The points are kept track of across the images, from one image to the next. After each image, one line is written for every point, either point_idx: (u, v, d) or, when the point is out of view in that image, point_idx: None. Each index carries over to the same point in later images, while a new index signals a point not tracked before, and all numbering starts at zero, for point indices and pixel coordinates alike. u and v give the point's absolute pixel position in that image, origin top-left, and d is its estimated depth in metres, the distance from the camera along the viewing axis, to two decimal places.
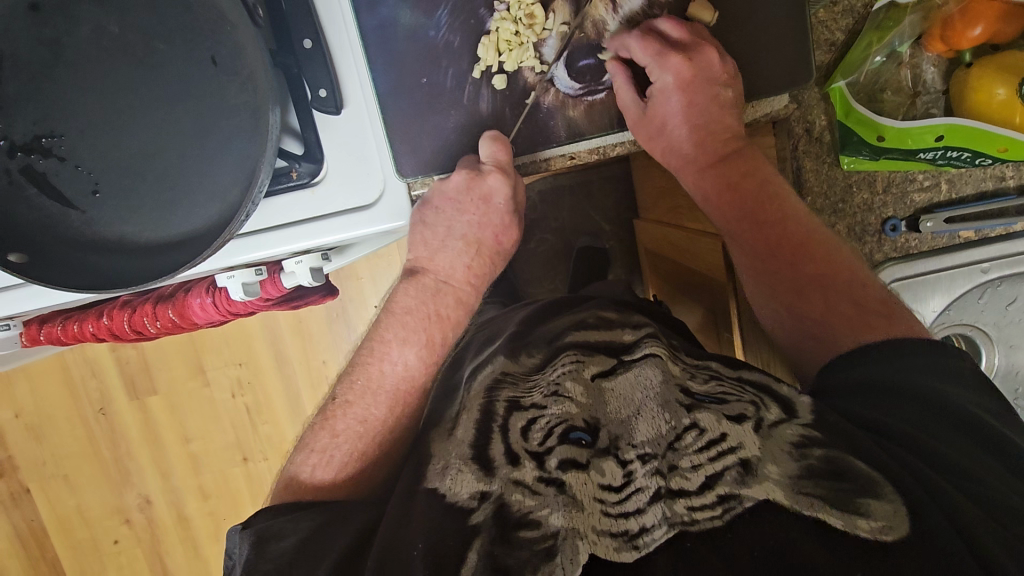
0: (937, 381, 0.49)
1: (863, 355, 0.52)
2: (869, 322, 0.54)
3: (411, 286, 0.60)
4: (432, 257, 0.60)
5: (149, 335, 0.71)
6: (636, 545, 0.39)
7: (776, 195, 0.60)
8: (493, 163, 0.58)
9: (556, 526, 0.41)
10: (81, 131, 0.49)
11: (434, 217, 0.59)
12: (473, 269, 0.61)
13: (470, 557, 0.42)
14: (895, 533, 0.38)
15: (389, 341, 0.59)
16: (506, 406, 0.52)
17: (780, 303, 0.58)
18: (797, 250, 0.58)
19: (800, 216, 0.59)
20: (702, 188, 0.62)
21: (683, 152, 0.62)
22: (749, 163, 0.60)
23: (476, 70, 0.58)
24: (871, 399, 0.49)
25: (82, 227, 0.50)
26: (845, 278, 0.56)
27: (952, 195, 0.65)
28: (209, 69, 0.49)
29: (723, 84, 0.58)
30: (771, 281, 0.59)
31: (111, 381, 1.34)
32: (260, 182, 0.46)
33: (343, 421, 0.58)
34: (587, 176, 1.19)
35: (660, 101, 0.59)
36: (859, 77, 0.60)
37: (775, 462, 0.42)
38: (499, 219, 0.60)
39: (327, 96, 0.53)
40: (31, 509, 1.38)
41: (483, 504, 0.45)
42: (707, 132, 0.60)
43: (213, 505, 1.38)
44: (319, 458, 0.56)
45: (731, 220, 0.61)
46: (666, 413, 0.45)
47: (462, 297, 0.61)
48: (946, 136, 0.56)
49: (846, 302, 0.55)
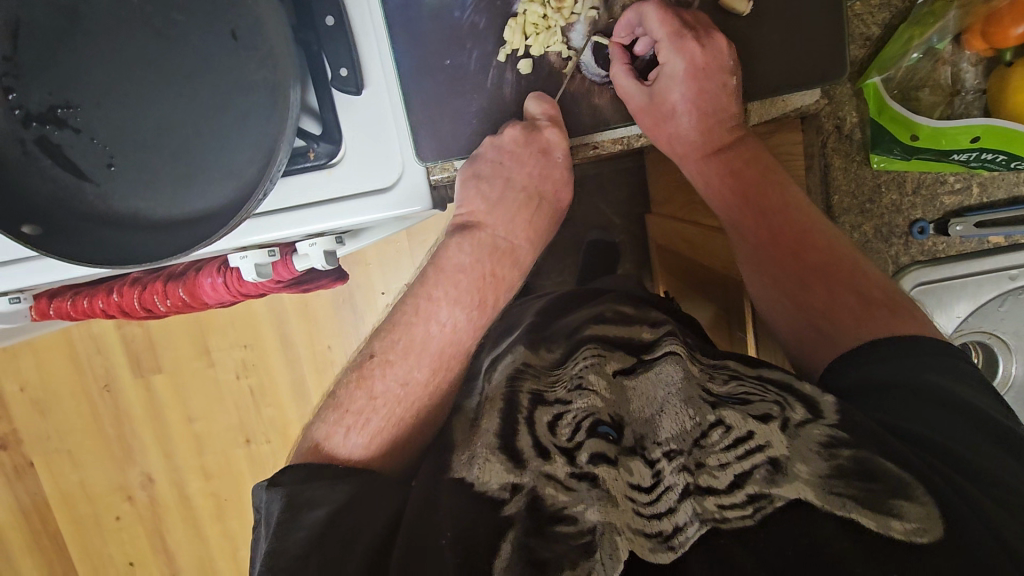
0: (950, 380, 0.49)
1: (868, 351, 0.52)
2: (874, 318, 0.53)
3: (464, 240, 0.60)
4: (490, 212, 0.61)
5: (159, 313, 0.71)
6: (671, 546, 0.40)
7: (776, 183, 0.59)
8: (546, 119, 0.57)
9: (592, 521, 0.42)
10: (96, 102, 0.48)
11: (488, 171, 0.59)
12: (532, 225, 0.62)
13: (504, 548, 0.43)
14: (929, 535, 0.39)
15: (438, 300, 0.59)
16: (530, 399, 0.52)
17: (784, 294, 0.58)
18: (798, 238, 0.57)
19: (800, 203, 0.59)
20: (704, 175, 0.62)
21: (688, 139, 0.61)
22: (752, 150, 0.60)
23: (501, 53, 0.57)
24: (886, 399, 0.49)
25: (95, 201, 0.50)
26: (852, 274, 0.56)
27: (983, 199, 0.63)
28: (229, 43, 0.48)
29: (732, 73, 0.57)
30: (774, 270, 0.59)
31: (117, 358, 1.34)
32: (278, 162, 0.46)
33: (381, 383, 0.57)
34: (601, 169, 1.18)
35: (668, 87, 0.58)
36: (895, 73, 0.59)
37: (804, 461, 0.43)
38: (557, 173, 0.61)
39: (348, 75, 0.51)
40: (34, 482, 1.39)
41: (516, 495, 0.45)
42: (714, 119, 0.60)
43: (215, 485, 1.38)
44: (354, 420, 0.56)
45: (744, 214, 0.60)
46: (689, 409, 0.46)
47: (517, 254, 0.62)
48: (982, 137, 0.55)
49: (848, 293, 0.55)
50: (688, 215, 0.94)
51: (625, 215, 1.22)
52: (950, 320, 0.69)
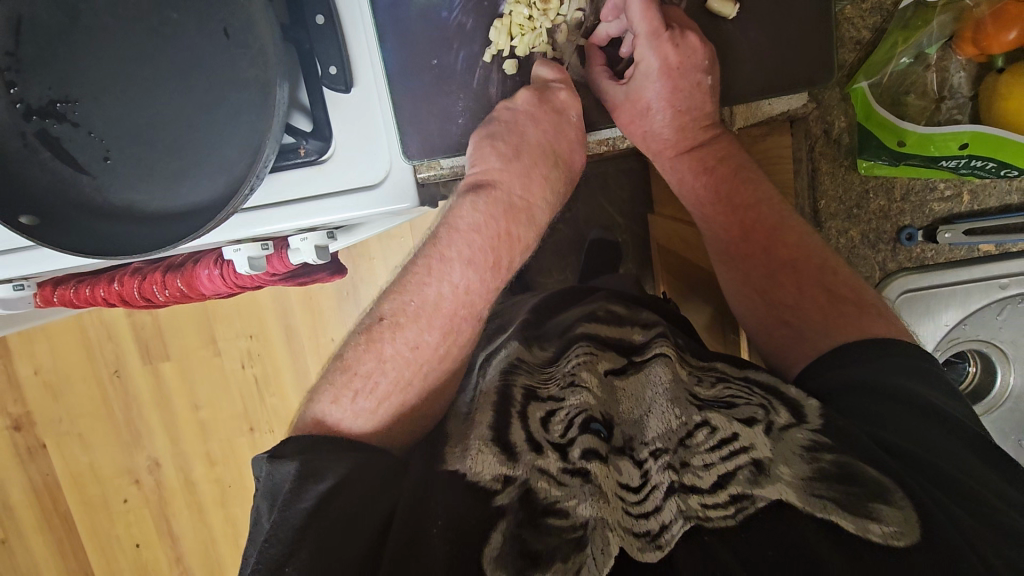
0: (930, 391, 0.49)
1: (853, 354, 0.52)
2: (841, 317, 0.55)
3: (478, 200, 0.55)
4: (505, 167, 0.55)
5: (158, 303, 0.72)
6: (659, 544, 0.40)
7: (749, 183, 0.61)
8: (560, 81, 0.57)
9: (585, 516, 0.42)
10: (94, 98, 0.49)
11: (502, 129, 0.56)
12: (549, 183, 0.57)
13: (495, 538, 0.43)
14: (907, 539, 0.39)
15: (450, 261, 0.54)
16: (523, 392, 0.52)
17: (757, 291, 0.60)
18: (771, 233, 0.59)
19: (773, 201, 0.61)
20: (677, 171, 0.62)
21: (663, 137, 0.61)
22: (726, 147, 0.61)
23: (486, 54, 0.57)
24: (866, 404, 0.49)
25: (92, 194, 0.51)
26: (819, 271, 0.57)
27: (974, 206, 0.63)
28: (222, 41, 0.49)
29: (707, 71, 0.56)
30: (744, 268, 0.61)
31: (126, 344, 1.37)
32: (266, 156, 0.47)
33: (391, 346, 0.55)
34: (603, 168, 1.18)
35: (644, 85, 0.57)
36: (882, 79, 0.58)
37: (787, 464, 0.43)
38: (573, 133, 0.58)
39: (337, 74, 0.52)
40: (46, 463, 1.43)
41: (508, 487, 0.45)
42: (690, 116, 0.59)
43: (219, 471, 1.41)
44: (362, 385, 0.54)
45: (721, 210, 0.61)
46: (676, 409, 0.47)
47: (533, 214, 0.56)
48: (970, 144, 0.53)
49: (816, 289, 0.57)
50: (684, 216, 0.95)
51: (626, 214, 1.22)
52: (937, 329, 0.68)
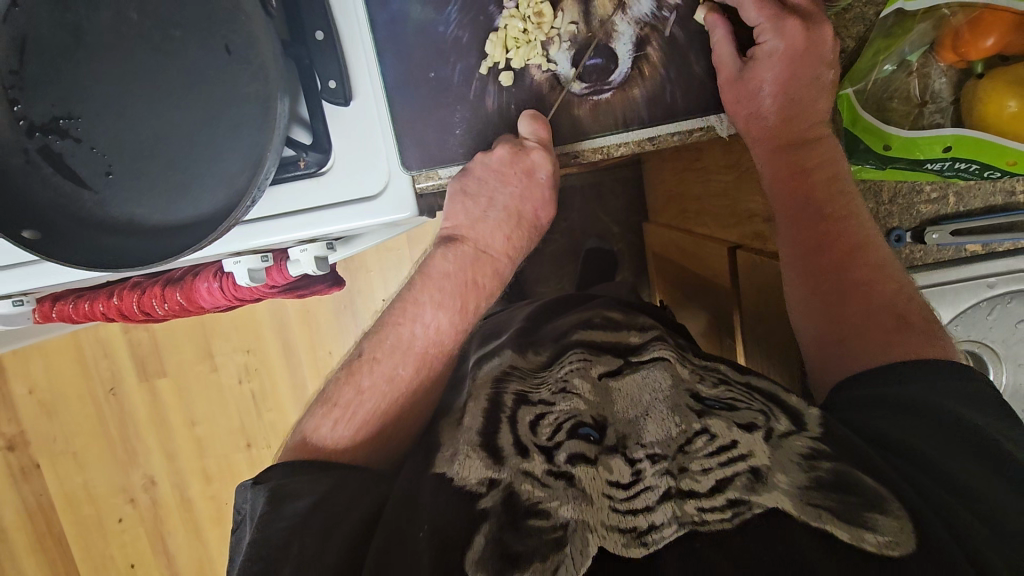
0: (947, 400, 0.50)
1: (907, 370, 0.52)
2: (908, 342, 0.54)
3: (449, 252, 0.58)
4: (473, 225, 0.57)
5: (157, 317, 0.72)
6: (644, 542, 0.41)
7: (842, 192, 0.58)
8: (535, 139, 0.56)
9: (565, 517, 0.42)
10: (95, 114, 0.50)
11: (476, 185, 0.56)
12: (513, 241, 0.59)
13: (478, 540, 0.43)
14: (901, 549, 0.39)
15: (423, 305, 0.57)
16: (514, 398, 0.53)
17: (826, 307, 0.57)
18: (851, 249, 0.57)
19: (862, 215, 0.58)
20: (772, 164, 0.58)
21: (765, 124, 0.57)
22: (829, 152, 0.58)
23: (482, 67, 0.57)
24: (885, 412, 0.50)
25: (93, 208, 0.52)
26: (887, 292, 0.56)
27: (958, 207, 0.64)
28: (223, 57, 0.50)
29: (830, 65, 0.55)
30: (818, 273, 0.58)
31: (123, 362, 1.36)
32: (266, 170, 0.48)
33: (368, 378, 0.57)
34: (598, 179, 1.19)
35: (762, 67, 0.55)
36: (867, 86, 0.59)
37: (784, 471, 0.44)
38: (542, 192, 0.57)
39: (337, 88, 0.53)
40: (40, 483, 1.41)
41: (492, 491, 0.45)
42: (798, 111, 0.56)
43: (216, 489, 1.40)
44: (342, 413, 0.56)
45: (799, 215, 0.59)
46: (676, 417, 0.47)
47: (499, 267, 0.59)
48: (954, 147, 0.56)
49: (885, 311, 0.55)
50: (680, 224, 0.97)
51: (622, 224, 1.23)
52: None
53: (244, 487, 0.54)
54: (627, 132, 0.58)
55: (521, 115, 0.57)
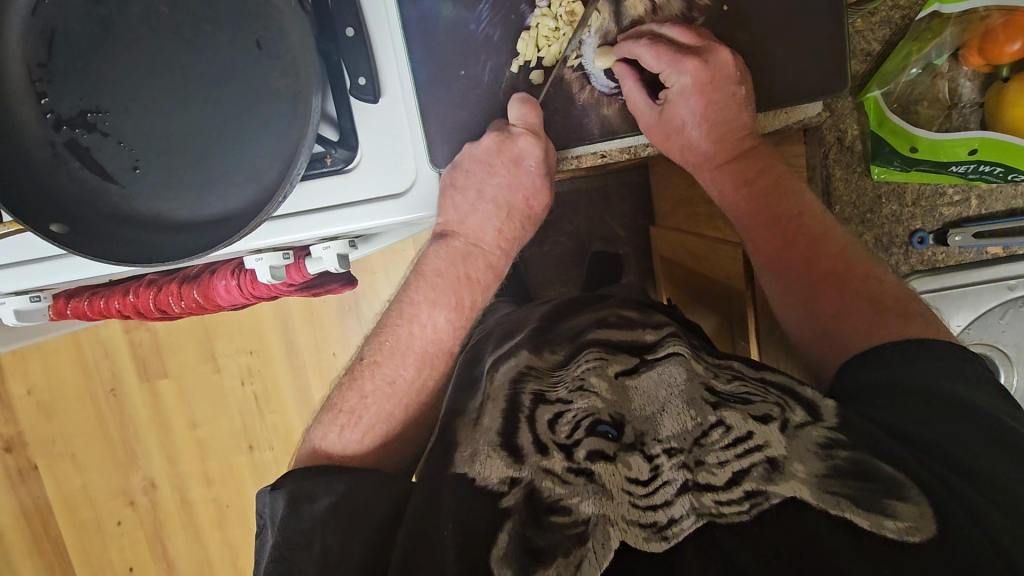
0: (964, 387, 0.48)
1: (891, 355, 0.52)
2: (884, 323, 0.54)
3: (440, 249, 0.58)
4: (463, 220, 0.57)
5: (173, 315, 0.71)
6: (665, 536, 0.41)
7: (790, 194, 0.61)
8: (523, 125, 0.55)
9: (587, 513, 0.42)
10: (124, 107, 0.50)
11: (465, 178, 0.56)
12: (503, 233, 0.59)
13: (501, 538, 0.43)
14: (921, 534, 0.40)
15: (417, 304, 0.57)
16: (532, 398, 0.53)
17: (801, 303, 0.59)
18: (811, 245, 0.59)
19: (815, 212, 0.60)
20: (716, 183, 0.62)
21: (699, 150, 0.61)
22: (765, 159, 0.61)
23: (514, 64, 0.56)
24: (886, 403, 0.50)
25: (121, 203, 0.51)
26: (858, 277, 0.57)
27: (981, 211, 0.65)
28: (254, 52, 0.49)
29: (740, 82, 0.56)
30: (785, 278, 0.60)
31: (124, 362, 1.35)
32: (298, 166, 0.48)
33: (371, 382, 0.57)
34: (604, 182, 1.20)
35: (677, 104, 0.57)
36: (895, 87, 0.61)
37: (801, 460, 0.44)
38: (533, 181, 0.57)
39: (366, 84, 0.53)
40: (37, 485, 1.39)
41: (514, 488, 0.45)
42: (725, 129, 0.59)
43: (216, 492, 1.39)
44: (347, 419, 0.55)
45: (756, 222, 0.61)
46: (691, 410, 0.47)
47: (491, 260, 0.59)
48: (979, 150, 0.57)
49: (858, 297, 0.56)
50: (689, 228, 0.98)
51: (628, 227, 1.24)
52: (950, 330, 0.69)
53: (261, 492, 0.52)
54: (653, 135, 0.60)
55: (512, 97, 0.56)
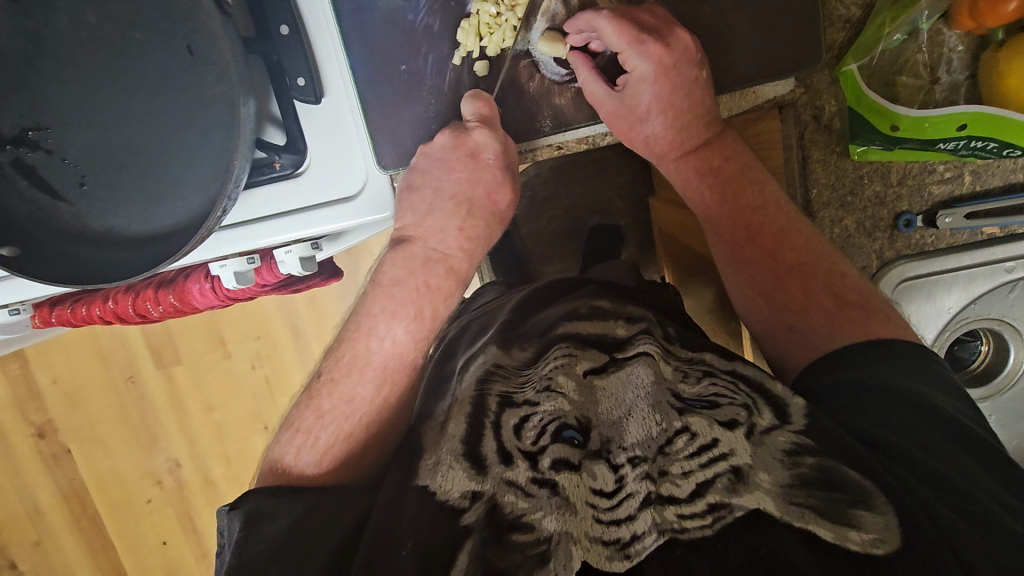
0: (938, 393, 0.47)
1: (864, 353, 0.50)
2: (849, 318, 0.52)
3: (398, 256, 0.56)
4: (420, 223, 0.56)
5: (154, 317, 0.73)
6: (627, 554, 0.40)
7: (754, 183, 0.57)
8: (477, 119, 0.55)
9: (550, 530, 0.41)
10: (66, 123, 0.49)
11: (420, 181, 0.55)
12: (465, 233, 0.56)
13: (462, 557, 0.42)
14: (887, 546, 0.38)
15: (376, 316, 0.56)
16: (498, 401, 0.51)
17: (764, 298, 0.56)
18: (776, 240, 0.56)
19: (781, 203, 0.57)
20: (682, 173, 0.59)
21: (662, 140, 0.58)
22: (731, 145, 0.58)
23: (456, 57, 0.54)
24: (855, 401, 0.48)
25: (71, 220, 0.51)
26: (823, 271, 0.55)
27: (975, 187, 0.62)
28: (186, 58, 0.47)
29: (700, 66, 0.54)
30: (752, 271, 0.57)
31: (139, 350, 1.39)
32: (235, 180, 0.46)
33: (329, 401, 0.56)
34: (599, 152, 1.16)
35: (639, 90, 0.54)
36: (872, 61, 0.57)
37: (767, 469, 0.42)
38: (491, 175, 0.56)
39: (306, 85, 0.51)
40: (71, 467, 1.46)
41: (475, 504, 0.45)
42: (690, 114, 0.56)
43: (236, 470, 1.45)
44: (303, 440, 0.55)
45: (725, 212, 0.58)
46: (656, 415, 0.45)
47: (452, 264, 0.57)
48: (968, 125, 0.53)
49: (822, 292, 0.54)
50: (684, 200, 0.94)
51: (626, 198, 1.20)
52: (940, 313, 0.67)
53: (220, 513, 0.52)
54: None
55: (463, 94, 0.55)
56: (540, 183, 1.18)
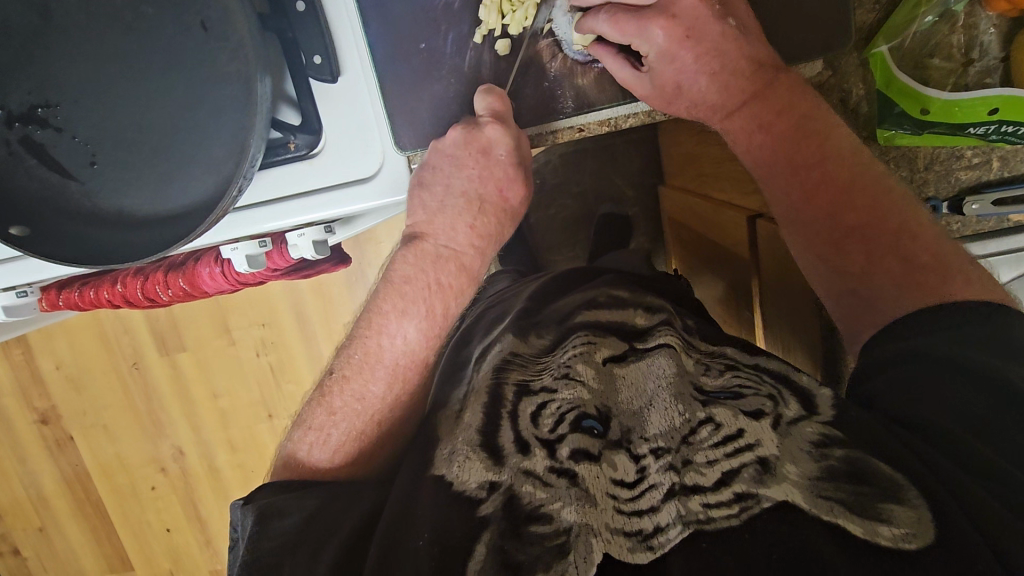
0: (1010, 363, 0.43)
1: (924, 322, 0.47)
2: (917, 282, 0.48)
3: (409, 253, 0.56)
4: (431, 220, 0.55)
5: (163, 302, 0.72)
6: (651, 545, 0.39)
7: (816, 133, 0.52)
8: (489, 114, 0.53)
9: (568, 521, 0.41)
10: (75, 99, 0.48)
11: (433, 176, 0.54)
12: (477, 230, 0.56)
13: (479, 549, 0.41)
14: (920, 541, 0.36)
15: (387, 313, 0.56)
16: (515, 390, 0.51)
17: (820, 259, 0.53)
18: (838, 194, 0.52)
19: (848, 153, 0.52)
20: (730, 133, 0.56)
21: (708, 102, 0.55)
22: (788, 92, 0.52)
23: (477, 35, 0.53)
24: (907, 374, 0.46)
25: (81, 199, 0.50)
26: (889, 234, 0.50)
27: (1003, 173, 0.61)
28: (200, 34, 0.46)
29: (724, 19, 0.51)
30: (807, 232, 0.53)
31: (143, 338, 1.39)
32: (251, 158, 0.46)
33: (341, 399, 0.56)
34: (610, 140, 1.15)
35: (661, 66, 0.52)
36: (904, 41, 0.56)
37: (795, 461, 0.41)
38: (503, 172, 0.55)
39: (323, 63, 0.51)
40: (75, 454, 1.46)
41: (493, 495, 0.44)
42: (729, 72, 0.52)
43: (242, 457, 1.44)
44: (316, 437, 0.55)
45: (778, 167, 0.54)
46: (679, 405, 0.45)
47: (464, 262, 0.56)
48: (1001, 108, 0.54)
49: (888, 253, 0.50)
50: (699, 187, 0.93)
51: (637, 187, 1.19)
52: None
53: (235, 506, 0.51)
54: (636, 102, 0.56)
55: (477, 88, 0.54)
56: (549, 171, 1.17)
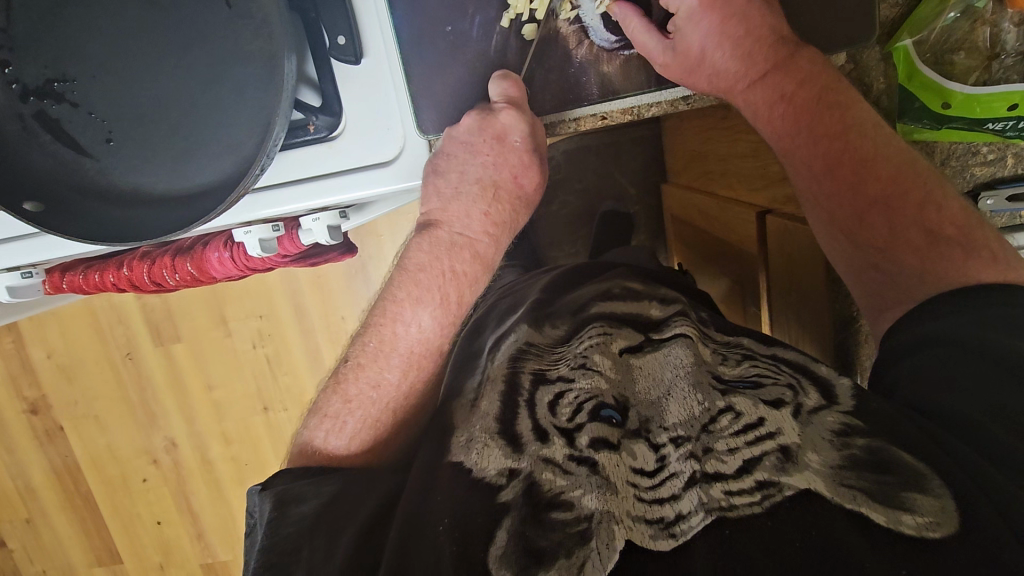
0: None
1: (941, 307, 0.49)
2: (939, 255, 0.50)
3: (423, 240, 0.56)
4: (446, 207, 0.55)
5: (169, 287, 0.71)
6: (672, 533, 0.39)
7: (837, 106, 0.53)
8: (504, 100, 0.53)
9: (590, 508, 0.41)
10: (92, 74, 0.47)
11: (448, 164, 0.54)
12: (491, 218, 0.56)
13: (499, 535, 0.41)
14: (944, 530, 0.37)
15: (402, 302, 0.55)
16: (532, 378, 0.51)
17: (843, 234, 0.54)
18: (859, 168, 0.53)
19: (868, 126, 0.53)
20: (751, 105, 0.56)
21: (729, 77, 0.55)
22: (808, 66, 0.53)
23: (504, 18, 0.53)
24: (924, 361, 0.47)
25: (96, 177, 0.49)
26: (912, 209, 0.52)
27: (1018, 170, 0.64)
28: (223, 11, 0.46)
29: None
30: (830, 206, 0.55)
31: (137, 328, 1.37)
32: (274, 135, 0.44)
33: (356, 386, 0.55)
34: (614, 137, 1.15)
35: (691, 30, 0.52)
36: (928, 35, 0.57)
37: (816, 449, 0.42)
38: (518, 158, 0.55)
39: (347, 44, 0.50)
40: (64, 445, 1.44)
41: (512, 481, 0.44)
42: (752, 43, 0.53)
43: (235, 450, 1.43)
44: (332, 424, 0.54)
45: (800, 142, 0.55)
46: (698, 394, 0.45)
47: (478, 249, 0.56)
48: (1019, 105, 0.57)
49: (912, 227, 0.52)
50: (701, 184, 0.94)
51: (639, 186, 1.20)
52: None
53: (251, 492, 0.52)
54: (660, 91, 0.57)
55: (491, 75, 0.54)
56: (553, 167, 1.17)
